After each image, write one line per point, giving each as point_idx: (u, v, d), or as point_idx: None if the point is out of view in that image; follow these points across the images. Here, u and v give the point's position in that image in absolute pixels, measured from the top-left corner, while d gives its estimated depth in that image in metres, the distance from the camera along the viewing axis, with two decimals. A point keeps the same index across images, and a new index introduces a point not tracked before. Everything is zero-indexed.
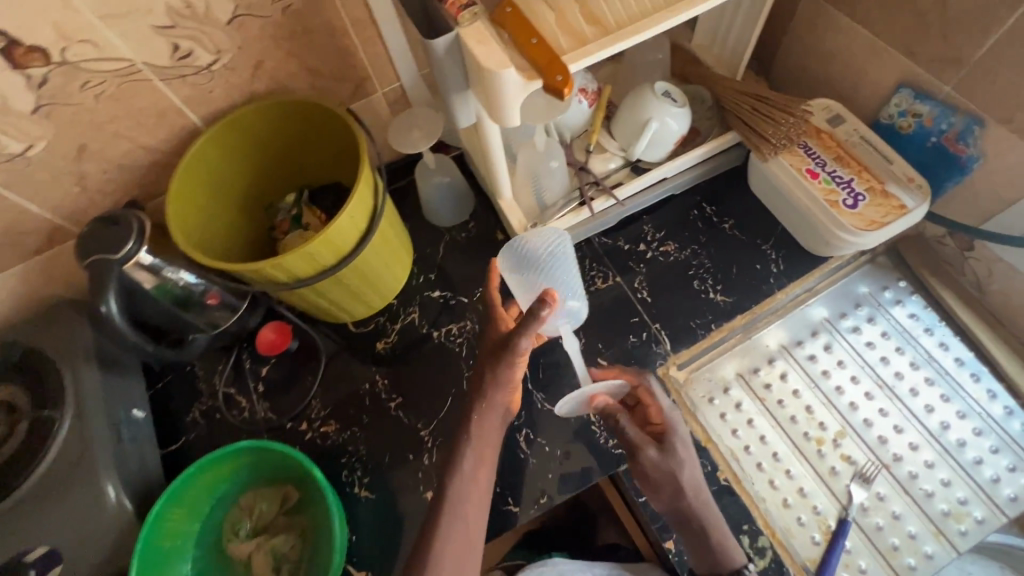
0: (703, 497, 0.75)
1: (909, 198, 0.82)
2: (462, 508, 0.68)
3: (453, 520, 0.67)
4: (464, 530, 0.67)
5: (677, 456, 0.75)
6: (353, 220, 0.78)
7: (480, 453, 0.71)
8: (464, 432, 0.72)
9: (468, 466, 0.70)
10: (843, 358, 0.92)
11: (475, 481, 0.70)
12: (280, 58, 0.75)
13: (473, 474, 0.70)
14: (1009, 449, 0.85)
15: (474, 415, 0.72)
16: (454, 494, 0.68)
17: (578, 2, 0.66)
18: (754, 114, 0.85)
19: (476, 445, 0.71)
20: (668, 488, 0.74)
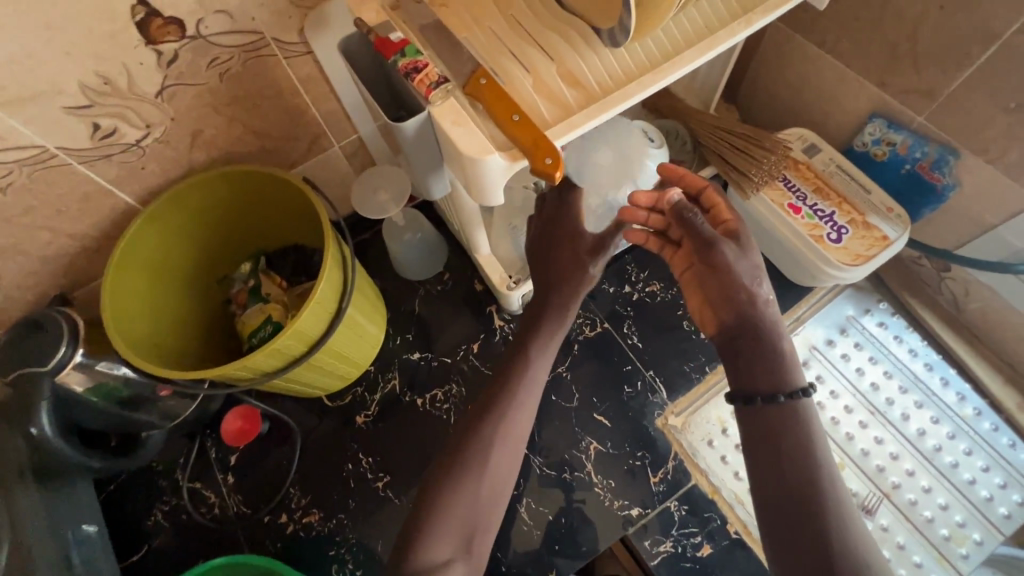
0: (769, 296, 0.58)
1: (891, 228, 0.78)
2: (514, 429, 0.66)
3: (494, 450, 0.65)
4: (501, 468, 0.65)
5: (749, 254, 0.58)
6: (320, 307, 0.65)
7: (547, 353, 0.70)
8: (541, 324, 0.71)
9: (532, 374, 0.69)
10: (835, 388, 0.87)
11: (523, 416, 0.67)
12: (221, 124, 0.68)
13: (531, 388, 0.69)
14: (999, 466, 0.82)
15: (545, 315, 0.71)
16: (500, 429, 0.65)
17: (553, 58, 0.54)
18: (727, 151, 0.81)
19: (544, 349, 0.70)
20: (739, 290, 0.57)
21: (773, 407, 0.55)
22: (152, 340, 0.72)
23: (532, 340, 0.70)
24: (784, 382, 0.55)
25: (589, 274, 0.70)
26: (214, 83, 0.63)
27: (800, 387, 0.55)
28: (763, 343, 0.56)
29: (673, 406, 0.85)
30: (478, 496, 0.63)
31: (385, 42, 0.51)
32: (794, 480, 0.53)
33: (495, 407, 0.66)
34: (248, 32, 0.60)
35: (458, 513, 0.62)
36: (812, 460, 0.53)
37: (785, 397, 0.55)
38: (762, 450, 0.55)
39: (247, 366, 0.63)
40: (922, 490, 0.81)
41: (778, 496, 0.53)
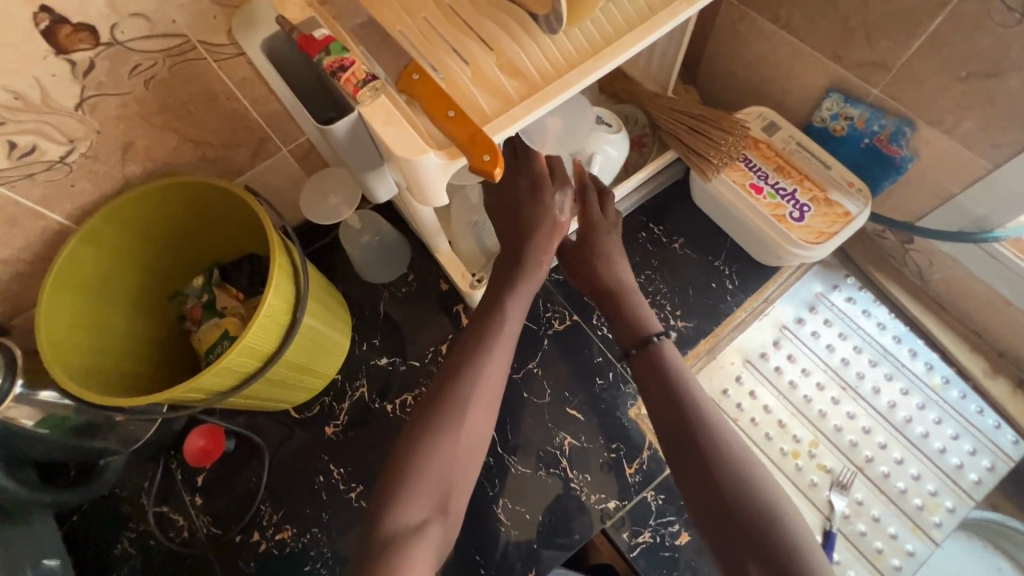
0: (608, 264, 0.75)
1: (852, 204, 0.78)
2: (486, 392, 0.67)
3: (470, 409, 0.66)
4: (477, 430, 0.66)
5: (602, 245, 0.75)
6: (268, 326, 0.63)
7: (518, 307, 0.71)
8: (515, 286, 0.70)
9: (508, 329, 0.70)
10: (807, 365, 0.87)
11: (497, 371, 0.69)
12: (155, 134, 0.65)
13: (504, 344, 0.70)
14: (968, 433, 0.83)
15: (518, 275, 0.70)
16: (473, 389, 0.66)
17: (492, 48, 0.52)
18: (685, 134, 0.79)
19: (517, 304, 0.71)
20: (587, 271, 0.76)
21: (632, 359, 0.72)
22: (96, 366, 0.69)
23: (507, 292, 0.71)
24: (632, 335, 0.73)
25: (561, 219, 0.70)
26: (140, 92, 0.60)
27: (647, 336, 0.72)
28: (611, 303, 0.75)
29: None
30: (454, 455, 0.64)
31: (308, 40, 0.48)
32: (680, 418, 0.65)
33: (468, 368, 0.67)
34: (170, 35, 0.57)
35: (433, 474, 0.62)
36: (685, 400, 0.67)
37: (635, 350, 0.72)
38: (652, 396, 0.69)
39: (196, 388, 0.60)
40: (895, 462, 0.82)
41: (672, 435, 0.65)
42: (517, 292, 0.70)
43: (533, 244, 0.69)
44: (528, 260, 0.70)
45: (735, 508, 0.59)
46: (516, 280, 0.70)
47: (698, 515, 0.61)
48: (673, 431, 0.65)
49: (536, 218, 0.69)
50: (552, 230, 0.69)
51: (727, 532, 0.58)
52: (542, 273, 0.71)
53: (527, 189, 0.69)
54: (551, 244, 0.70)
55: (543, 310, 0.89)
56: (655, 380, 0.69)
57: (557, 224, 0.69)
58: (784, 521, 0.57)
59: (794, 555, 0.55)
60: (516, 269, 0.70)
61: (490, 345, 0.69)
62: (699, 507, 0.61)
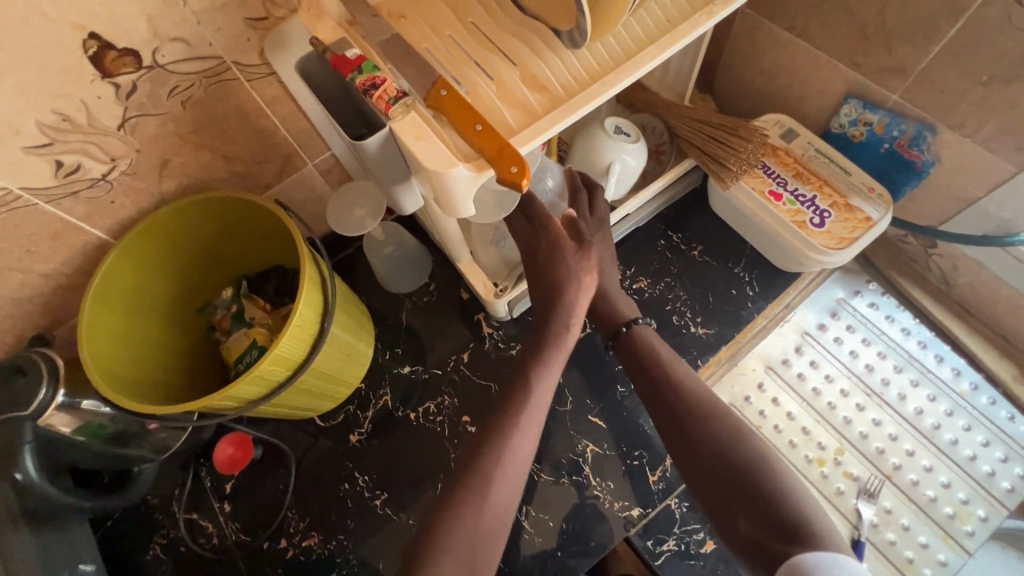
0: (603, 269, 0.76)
1: (873, 209, 0.78)
2: (513, 468, 0.63)
3: (493, 484, 0.62)
4: (501, 504, 0.62)
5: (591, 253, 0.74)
6: (307, 319, 0.65)
7: (552, 377, 0.70)
8: (542, 355, 0.70)
9: (536, 399, 0.68)
10: (831, 372, 0.87)
11: (526, 446, 0.65)
12: (189, 151, 0.67)
13: (533, 414, 0.67)
14: (1000, 440, 0.81)
15: (544, 347, 0.70)
16: (499, 463, 0.63)
17: (515, 65, 0.53)
18: (703, 142, 0.80)
19: (549, 377, 0.70)
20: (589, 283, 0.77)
21: (622, 336, 0.75)
22: (132, 374, 0.71)
23: (534, 361, 0.70)
24: (617, 322, 0.76)
25: (585, 279, 0.71)
26: (177, 111, 0.62)
27: (628, 320, 0.75)
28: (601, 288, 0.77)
29: None
30: (477, 534, 0.59)
31: (341, 60, 0.50)
32: (667, 393, 0.69)
33: (495, 440, 0.64)
34: (206, 58, 0.60)
35: (460, 536, 0.59)
36: (669, 378, 0.70)
37: (626, 326, 0.75)
38: (637, 368, 0.73)
39: (231, 396, 0.62)
40: (923, 470, 0.81)
41: (658, 412, 0.70)
42: (550, 365, 0.70)
43: (561, 309, 0.70)
44: (556, 328, 0.70)
45: (722, 467, 0.62)
46: (546, 349, 0.70)
47: (691, 478, 0.65)
48: (658, 404, 0.70)
49: (562, 286, 0.70)
50: (579, 289, 0.70)
51: (717, 490, 0.62)
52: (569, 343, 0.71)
53: (547, 255, 0.70)
54: (578, 307, 0.71)
55: None
56: (636, 363, 0.73)
57: (583, 283, 0.71)
58: (764, 469, 0.60)
59: (781, 503, 0.58)
60: (543, 341, 0.70)
61: (519, 416, 0.66)
62: (689, 469, 0.65)
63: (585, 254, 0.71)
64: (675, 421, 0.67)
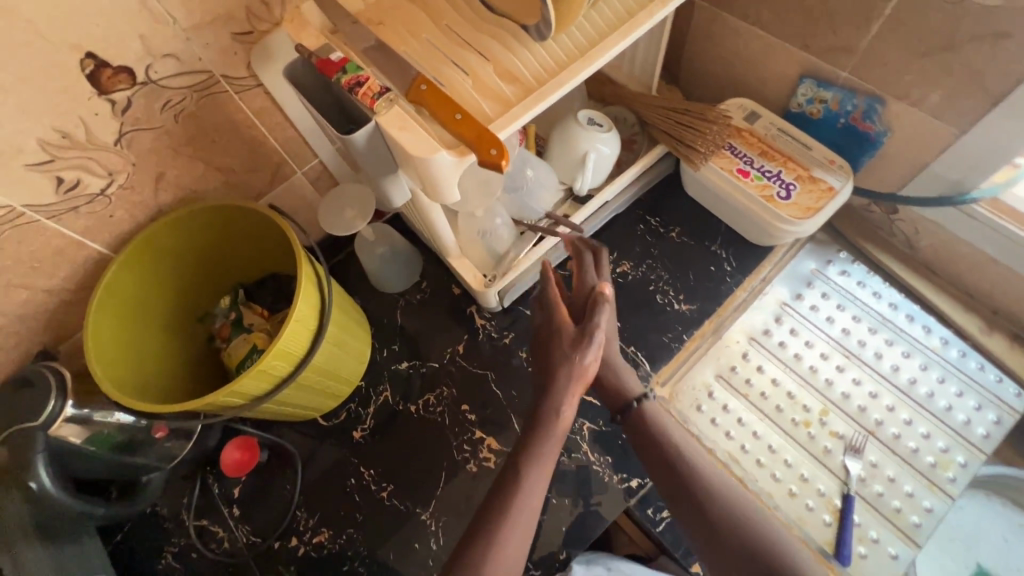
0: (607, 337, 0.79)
1: (835, 179, 0.82)
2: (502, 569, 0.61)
3: None
4: None
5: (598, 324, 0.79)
6: (305, 315, 0.67)
7: (544, 473, 0.67)
8: (533, 445, 0.68)
9: (527, 492, 0.65)
10: (810, 338, 0.91)
11: (516, 545, 0.63)
12: (183, 164, 0.70)
13: (524, 508, 0.65)
14: (973, 389, 0.86)
15: (537, 436, 0.68)
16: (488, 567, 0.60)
17: (488, 60, 0.57)
18: (672, 127, 0.86)
19: (541, 470, 0.67)
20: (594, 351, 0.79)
21: (631, 413, 0.75)
22: (139, 379, 0.74)
23: (525, 455, 0.67)
24: (625, 395, 0.76)
25: (580, 362, 0.69)
26: (170, 125, 0.65)
27: (637, 393, 0.75)
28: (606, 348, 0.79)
29: (658, 377, 0.87)
30: None
31: (326, 63, 0.53)
32: (681, 470, 0.69)
33: (486, 538, 0.62)
34: (196, 72, 0.63)
35: None
36: (682, 455, 0.71)
37: (637, 401, 0.75)
38: (647, 441, 0.73)
39: (235, 392, 0.64)
40: (904, 423, 0.85)
41: (670, 485, 0.70)
42: (542, 458, 0.67)
43: (554, 394, 0.68)
44: (547, 416, 0.68)
45: (744, 555, 0.63)
46: (538, 440, 0.68)
47: (706, 558, 0.66)
48: (670, 481, 0.70)
49: (555, 373, 0.69)
50: (573, 376, 0.68)
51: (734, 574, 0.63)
52: (561, 430, 0.69)
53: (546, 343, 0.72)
54: (573, 396, 0.69)
55: None
56: (647, 439, 0.73)
57: (578, 373, 0.68)
58: (780, 555, 0.62)
59: None
60: (535, 430, 0.69)
61: (512, 514, 0.63)
62: (705, 550, 0.66)
63: (581, 342, 0.69)
64: (688, 499, 0.68)
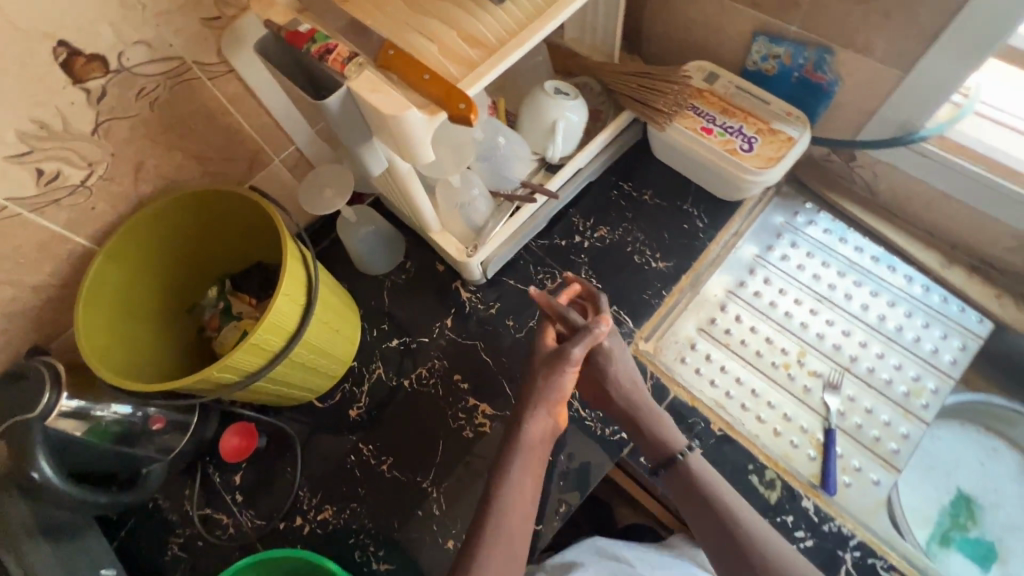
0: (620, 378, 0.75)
1: (793, 129, 0.86)
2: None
3: None
4: None
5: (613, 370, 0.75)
6: (293, 290, 0.69)
7: (523, 486, 0.65)
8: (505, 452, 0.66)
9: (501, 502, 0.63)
10: (783, 286, 0.95)
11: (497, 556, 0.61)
12: (162, 153, 0.72)
13: (501, 516, 0.63)
14: (937, 320, 0.91)
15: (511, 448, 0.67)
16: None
17: (452, 26, 0.60)
18: (636, 91, 0.89)
19: (516, 478, 0.65)
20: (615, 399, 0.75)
21: (674, 466, 0.72)
22: (134, 367, 0.75)
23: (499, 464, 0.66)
24: (665, 447, 0.73)
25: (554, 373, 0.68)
26: (146, 113, 0.67)
27: (678, 447, 0.73)
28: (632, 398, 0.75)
29: (642, 332, 0.89)
30: None
31: (295, 35, 0.56)
32: (733, 527, 0.67)
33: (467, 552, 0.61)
34: (168, 59, 0.64)
35: None
36: (735, 513, 0.68)
37: (680, 455, 0.72)
38: (694, 497, 0.70)
39: (229, 367, 0.65)
40: (876, 357, 0.89)
41: (720, 542, 0.68)
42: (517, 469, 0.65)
43: (523, 405, 0.68)
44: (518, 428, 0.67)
45: None
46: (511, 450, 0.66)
47: None
48: (721, 540, 0.67)
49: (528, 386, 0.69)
50: (544, 390, 0.68)
51: None
52: (537, 441, 0.68)
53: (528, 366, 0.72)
54: (544, 406, 0.68)
55: (534, 272, 0.95)
56: (694, 497, 0.70)
57: (550, 385, 0.68)
58: None
59: None
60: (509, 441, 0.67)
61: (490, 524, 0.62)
62: None
63: (558, 358, 0.68)
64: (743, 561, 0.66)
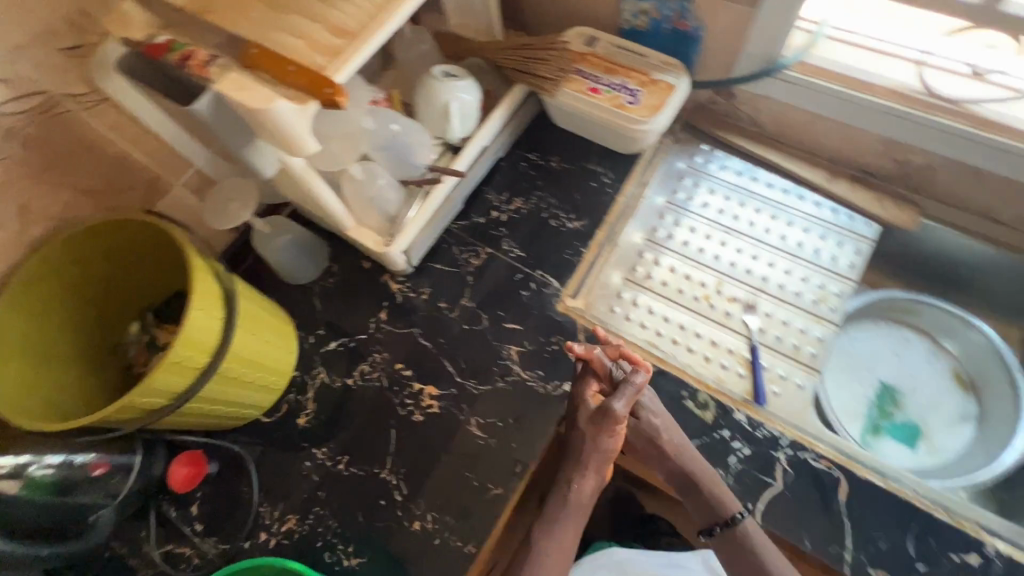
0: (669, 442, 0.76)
1: (670, 76, 0.92)
2: None
3: None
4: None
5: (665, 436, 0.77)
6: (208, 305, 0.69)
7: (564, 538, 0.77)
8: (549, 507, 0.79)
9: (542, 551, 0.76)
10: (692, 225, 1.01)
11: None
12: (47, 193, 0.71)
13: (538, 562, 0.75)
14: (833, 230, 0.98)
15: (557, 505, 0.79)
16: None
17: (314, 19, 0.62)
18: (522, 63, 0.93)
19: (557, 533, 0.77)
20: (667, 461, 0.76)
21: (721, 533, 0.73)
22: (68, 405, 0.75)
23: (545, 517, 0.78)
24: (722, 510, 0.73)
25: (592, 434, 0.78)
26: (19, 153, 0.66)
27: (734, 512, 0.73)
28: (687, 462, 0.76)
29: (568, 290, 0.93)
30: None
31: (154, 48, 0.59)
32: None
33: None
34: (31, 94, 0.64)
35: None
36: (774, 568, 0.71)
37: (739, 516, 0.73)
38: (739, 554, 0.73)
39: (152, 390, 0.65)
40: (784, 274, 0.96)
41: None
42: (563, 521, 0.78)
43: (568, 461, 0.79)
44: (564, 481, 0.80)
45: None
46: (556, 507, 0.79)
47: None
48: None
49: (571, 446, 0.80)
50: (583, 454, 0.78)
51: None
52: (583, 495, 0.79)
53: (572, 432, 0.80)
54: (587, 469, 0.79)
55: (459, 253, 0.97)
56: (742, 559, 0.72)
57: (592, 449, 0.78)
58: None
59: None
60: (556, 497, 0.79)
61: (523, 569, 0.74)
62: None
63: (598, 417, 0.77)
64: None
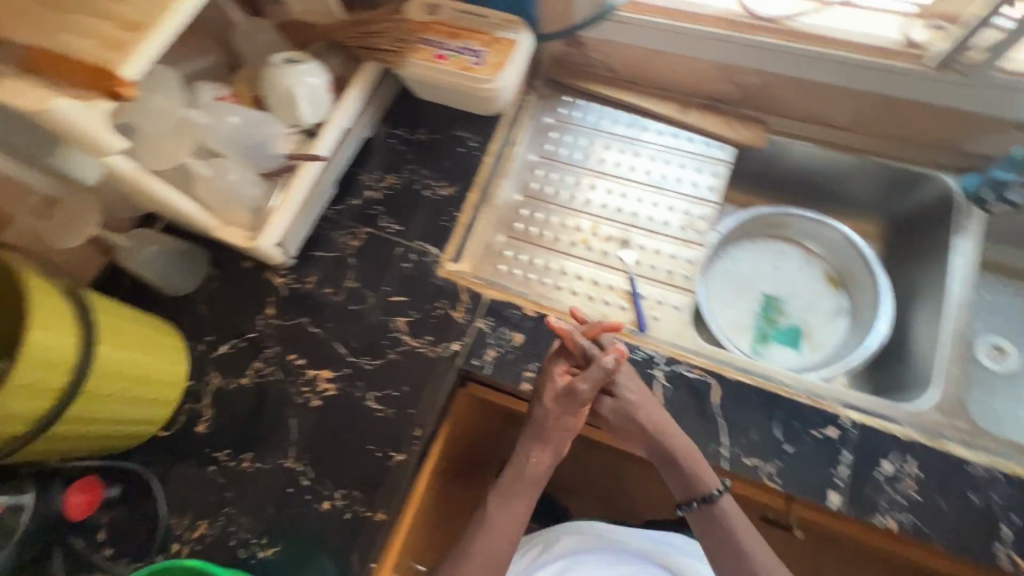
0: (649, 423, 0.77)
1: (511, 32, 0.95)
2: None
3: None
4: None
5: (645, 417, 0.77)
6: (57, 324, 0.67)
7: (517, 508, 0.80)
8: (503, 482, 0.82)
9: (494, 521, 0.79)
10: (563, 174, 1.04)
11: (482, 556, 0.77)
12: None
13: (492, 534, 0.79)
14: (692, 158, 1.03)
15: (515, 479, 0.82)
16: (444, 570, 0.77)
17: (99, 16, 0.60)
18: (365, 40, 0.94)
19: (511, 505, 0.80)
20: (643, 438, 0.77)
21: (697, 507, 0.76)
22: None
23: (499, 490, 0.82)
24: (700, 482, 0.75)
25: (551, 411, 0.80)
26: None
27: (713, 487, 0.75)
28: (664, 440, 0.76)
29: (447, 255, 0.95)
30: None
31: None
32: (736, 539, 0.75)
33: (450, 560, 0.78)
34: None
35: None
36: (742, 534, 0.75)
37: (716, 491, 0.75)
38: (708, 517, 0.76)
39: (3, 417, 0.63)
40: (652, 206, 1.01)
41: (720, 545, 0.76)
42: (520, 494, 0.81)
43: (526, 436, 0.82)
44: (521, 454, 0.82)
45: None
46: (512, 480, 0.82)
47: None
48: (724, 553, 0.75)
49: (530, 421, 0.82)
50: (542, 432, 0.81)
51: None
52: (540, 467, 0.82)
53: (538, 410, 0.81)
54: (544, 444, 0.81)
55: (337, 237, 0.97)
56: (711, 527, 0.76)
57: (553, 428, 0.80)
58: None
59: None
60: (513, 470, 0.82)
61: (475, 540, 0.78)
62: None
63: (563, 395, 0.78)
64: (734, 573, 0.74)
